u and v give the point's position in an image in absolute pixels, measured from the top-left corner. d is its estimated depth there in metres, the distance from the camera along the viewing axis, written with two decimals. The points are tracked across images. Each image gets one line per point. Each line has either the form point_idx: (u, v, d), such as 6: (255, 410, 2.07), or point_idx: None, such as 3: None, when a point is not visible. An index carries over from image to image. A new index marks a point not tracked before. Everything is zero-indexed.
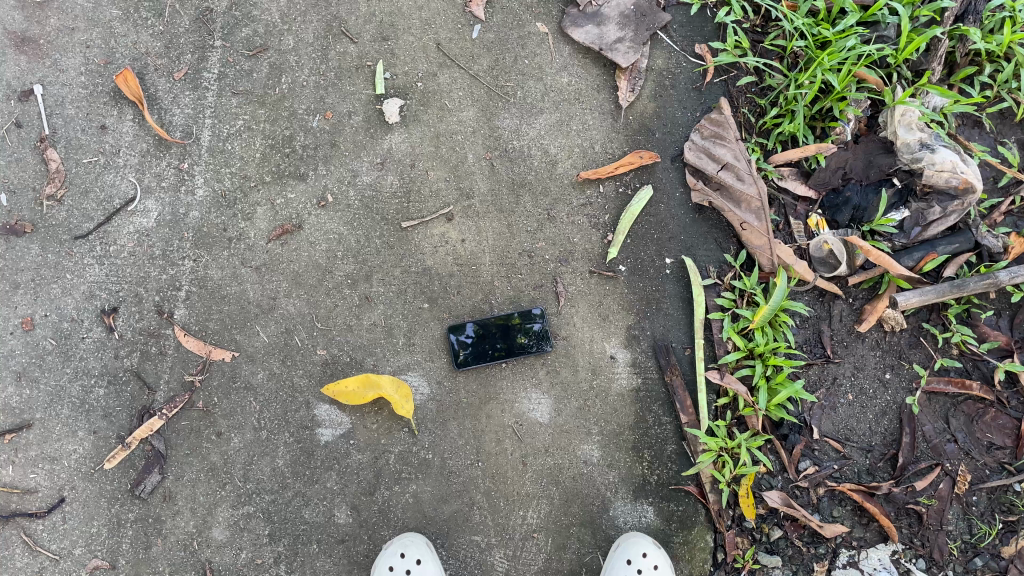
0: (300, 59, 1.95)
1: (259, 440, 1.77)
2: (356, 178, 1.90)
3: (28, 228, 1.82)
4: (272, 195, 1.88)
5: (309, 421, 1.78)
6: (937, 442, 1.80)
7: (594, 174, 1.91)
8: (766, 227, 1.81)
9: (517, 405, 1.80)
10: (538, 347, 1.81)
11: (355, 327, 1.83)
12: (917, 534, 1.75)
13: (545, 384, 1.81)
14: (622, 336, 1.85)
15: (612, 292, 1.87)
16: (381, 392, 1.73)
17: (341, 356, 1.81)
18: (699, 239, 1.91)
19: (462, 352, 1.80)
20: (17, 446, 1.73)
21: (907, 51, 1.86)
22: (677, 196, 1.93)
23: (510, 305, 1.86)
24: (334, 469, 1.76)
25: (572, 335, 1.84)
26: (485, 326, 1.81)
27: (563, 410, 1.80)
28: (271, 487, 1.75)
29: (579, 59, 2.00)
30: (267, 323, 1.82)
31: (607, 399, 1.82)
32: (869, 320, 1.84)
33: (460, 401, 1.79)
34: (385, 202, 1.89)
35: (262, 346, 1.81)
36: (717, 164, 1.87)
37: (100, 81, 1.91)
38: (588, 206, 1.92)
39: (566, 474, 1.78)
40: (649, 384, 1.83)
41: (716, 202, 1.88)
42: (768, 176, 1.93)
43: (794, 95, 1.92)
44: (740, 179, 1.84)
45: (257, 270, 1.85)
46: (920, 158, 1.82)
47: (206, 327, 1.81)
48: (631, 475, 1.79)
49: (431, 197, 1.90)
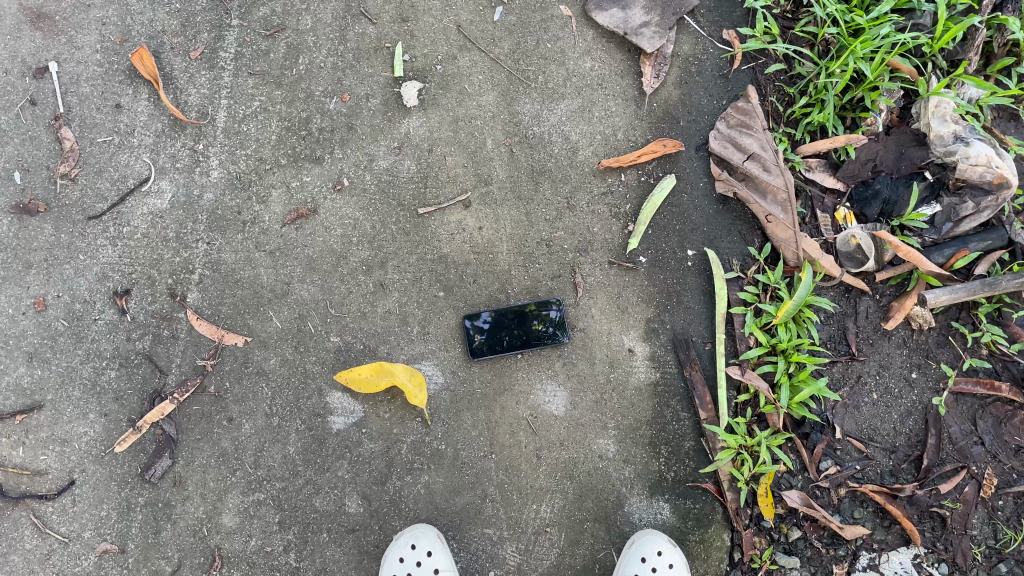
0: (318, 39, 1.91)
1: (271, 427, 1.74)
2: (373, 162, 1.87)
3: (42, 207, 1.80)
4: (287, 177, 1.85)
5: (321, 409, 1.75)
6: (963, 444, 1.75)
7: (616, 162, 1.86)
8: (792, 221, 1.76)
9: (532, 397, 1.77)
10: (557, 339, 1.77)
11: (370, 315, 1.80)
12: (940, 538, 1.71)
13: (561, 376, 1.78)
14: (642, 329, 1.81)
15: (632, 284, 1.83)
16: (395, 381, 1.71)
17: (355, 343, 1.78)
18: (722, 231, 1.86)
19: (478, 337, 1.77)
20: (28, 428, 1.72)
21: (943, 40, 1.79)
22: (701, 186, 1.88)
23: (527, 296, 1.82)
24: (346, 458, 1.74)
25: (590, 327, 1.80)
26: (502, 313, 1.78)
27: (579, 404, 1.77)
28: (282, 474, 1.73)
29: (603, 43, 1.95)
30: (280, 308, 1.80)
31: (624, 393, 1.78)
32: (896, 317, 1.79)
33: (475, 391, 1.76)
34: (402, 187, 1.86)
35: (275, 332, 1.78)
36: (743, 154, 1.82)
37: (116, 59, 1.88)
38: (609, 195, 1.87)
39: (580, 468, 1.75)
40: (668, 378, 1.79)
41: (741, 192, 1.83)
42: (796, 167, 1.87)
43: (824, 84, 1.85)
44: (767, 170, 1.79)
45: (271, 254, 1.82)
46: (954, 151, 1.76)
47: (218, 311, 1.79)
48: (647, 471, 1.75)
49: (448, 183, 1.87)
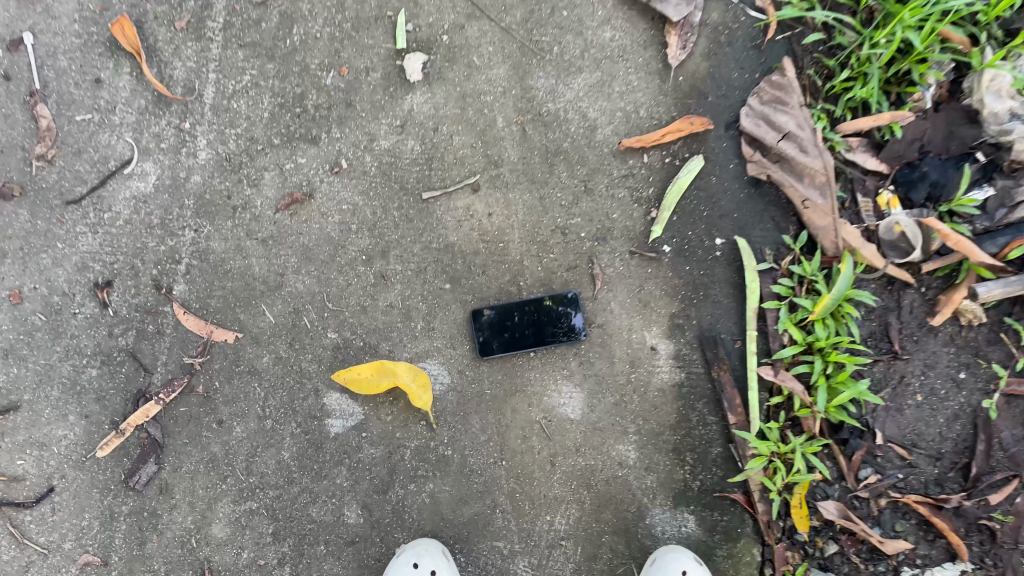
0: (313, 7, 1.74)
1: (263, 430, 1.62)
2: (374, 142, 1.72)
3: (17, 191, 1.67)
4: (280, 159, 1.71)
5: (318, 411, 1.62)
6: (1016, 451, 1.59)
7: (638, 142, 1.71)
8: (833, 207, 1.60)
9: (545, 399, 1.63)
10: (574, 335, 1.64)
11: (370, 309, 1.66)
12: (988, 554, 1.57)
13: (577, 376, 1.64)
14: (665, 326, 1.66)
15: (655, 276, 1.68)
16: (397, 381, 1.58)
17: (354, 340, 1.65)
18: (754, 217, 1.70)
19: (488, 335, 1.63)
20: (4, 430, 1.62)
21: (1000, 7, 1.61)
22: (731, 168, 1.72)
23: (541, 289, 1.67)
24: (344, 464, 1.61)
25: (609, 323, 1.66)
26: (514, 306, 1.64)
27: (597, 407, 1.63)
28: (276, 482, 1.61)
29: (624, 11, 1.75)
30: (273, 302, 1.66)
31: (645, 395, 1.64)
32: (943, 312, 1.63)
33: (483, 392, 1.63)
34: (404, 170, 1.71)
35: (268, 328, 1.65)
36: (778, 134, 1.65)
37: (95, 29, 1.72)
38: (630, 178, 1.71)
39: (598, 476, 1.61)
40: (694, 379, 1.64)
41: (775, 175, 1.67)
42: (835, 147, 1.71)
43: (868, 56, 1.69)
44: (804, 151, 1.63)
45: (263, 243, 1.68)
46: (1011, 129, 1.59)
47: (207, 305, 1.66)
48: (669, 480, 1.62)
49: (455, 165, 1.71)
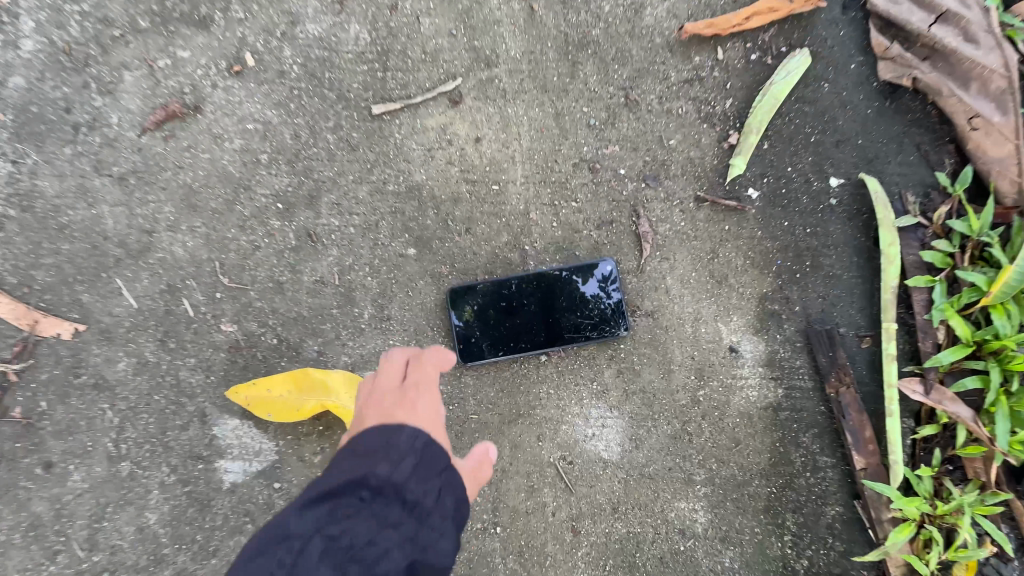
0: None
1: (118, 479, 1.02)
2: (296, 26, 1.09)
3: None
4: (148, 50, 1.08)
5: (204, 449, 1.03)
6: None
7: (709, 28, 1.07)
8: (1018, 129, 1.00)
9: (564, 431, 1.04)
10: (611, 329, 1.03)
11: (288, 287, 1.06)
12: None
13: (614, 395, 1.04)
14: (751, 315, 1.06)
15: (734, 237, 1.07)
16: (333, 405, 1.01)
17: (262, 336, 1.05)
18: (887, 144, 1.09)
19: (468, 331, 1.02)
20: None
21: None
22: (851, 71, 1.10)
23: (555, 257, 1.08)
24: (247, 532, 1.03)
25: (663, 311, 1.06)
26: (510, 284, 1.03)
27: (644, 443, 1.04)
28: (138, 561, 1.02)
29: None
30: (136, 275, 1.06)
31: (720, 424, 1.04)
32: None
33: (467, 419, 1.03)
34: (342, 70, 1.09)
35: (126, 317, 1.05)
36: (929, 13, 1.04)
37: None
38: (696, 85, 1.10)
39: (646, 553, 1.03)
40: (796, 399, 1.04)
41: (925, 80, 1.06)
42: (1013, 37, 1.09)
43: None
44: (972, 41, 1.02)
45: (119, 183, 1.07)
46: None
47: (30, 281, 1.04)
48: (760, 559, 1.04)
49: (423, 63, 1.10)
